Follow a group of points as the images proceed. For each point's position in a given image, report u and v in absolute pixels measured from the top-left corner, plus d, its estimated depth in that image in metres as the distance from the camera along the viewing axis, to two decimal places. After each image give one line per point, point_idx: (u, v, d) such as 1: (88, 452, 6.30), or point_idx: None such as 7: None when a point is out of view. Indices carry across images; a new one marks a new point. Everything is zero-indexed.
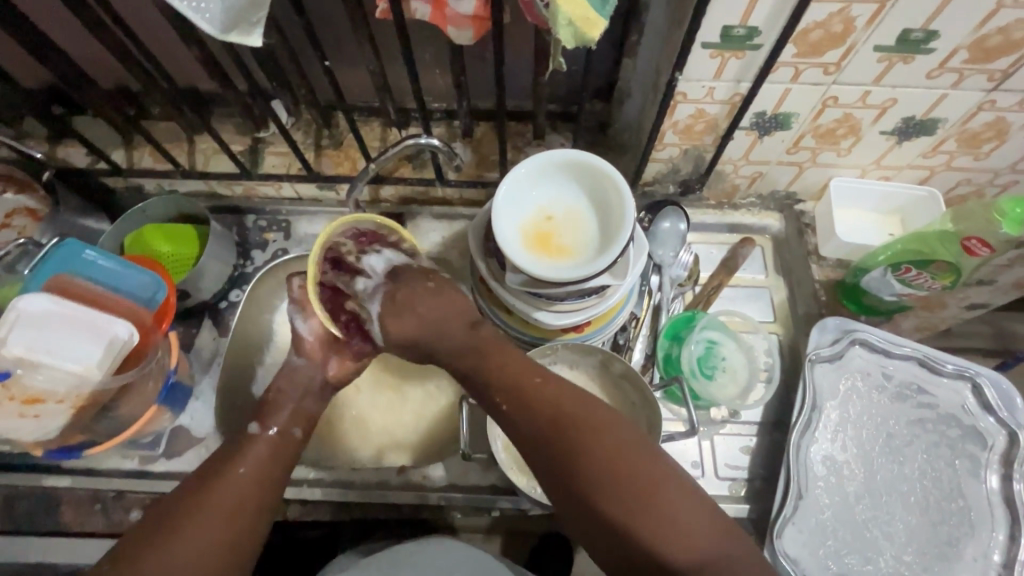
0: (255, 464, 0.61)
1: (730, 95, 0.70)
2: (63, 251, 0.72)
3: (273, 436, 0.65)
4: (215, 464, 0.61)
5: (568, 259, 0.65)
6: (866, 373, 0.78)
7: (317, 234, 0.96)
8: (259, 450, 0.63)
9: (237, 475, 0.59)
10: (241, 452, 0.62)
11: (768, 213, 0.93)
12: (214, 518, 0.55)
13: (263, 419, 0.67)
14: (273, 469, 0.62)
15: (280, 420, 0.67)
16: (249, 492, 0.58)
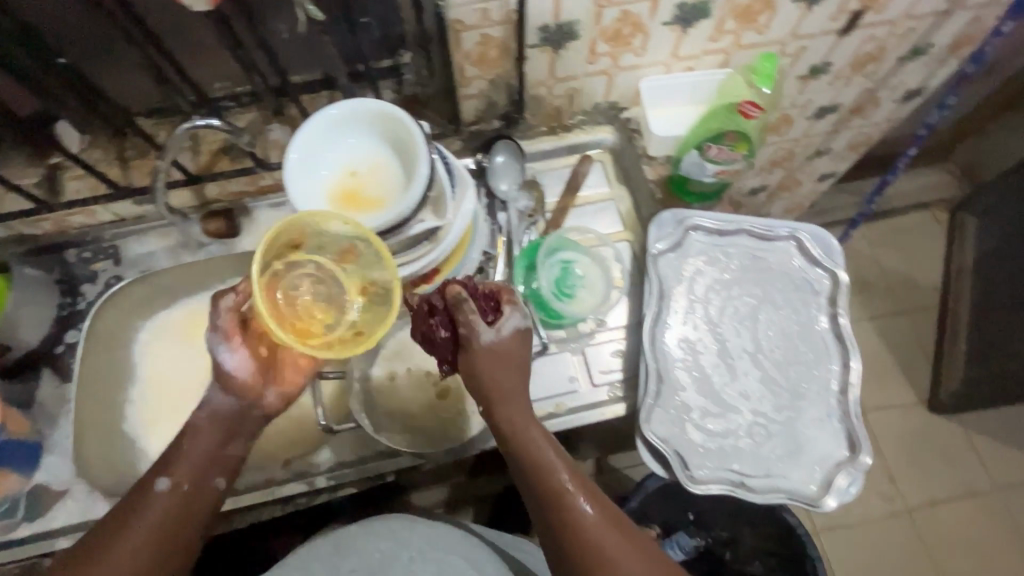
0: (159, 521, 0.57)
1: (505, 14, 0.70)
2: None
3: (165, 490, 0.58)
4: (122, 512, 0.57)
5: (380, 210, 0.64)
6: (706, 254, 0.82)
7: (151, 252, 0.89)
8: (155, 511, 0.57)
9: (130, 537, 0.55)
10: (140, 506, 0.57)
11: (600, 128, 0.95)
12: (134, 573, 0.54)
13: (169, 469, 0.59)
14: (182, 529, 0.58)
15: (185, 468, 0.60)
16: (149, 551, 0.56)
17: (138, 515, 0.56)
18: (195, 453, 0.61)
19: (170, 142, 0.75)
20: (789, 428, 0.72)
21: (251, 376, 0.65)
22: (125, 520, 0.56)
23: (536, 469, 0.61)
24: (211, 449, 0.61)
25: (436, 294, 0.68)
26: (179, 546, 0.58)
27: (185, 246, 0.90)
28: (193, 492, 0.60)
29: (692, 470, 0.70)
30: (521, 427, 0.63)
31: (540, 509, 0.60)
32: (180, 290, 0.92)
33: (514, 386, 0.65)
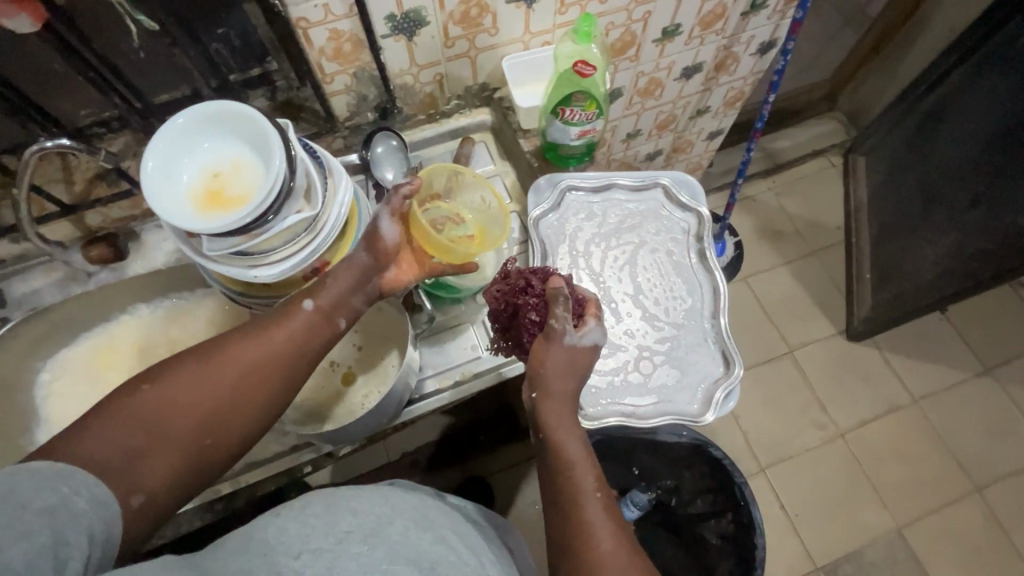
0: (287, 334, 0.61)
1: (347, 7, 0.73)
2: None
3: (310, 311, 0.63)
4: (260, 320, 0.62)
5: (242, 206, 0.66)
6: (583, 212, 0.88)
7: (36, 289, 0.88)
8: (298, 320, 0.62)
9: (267, 340, 0.60)
10: (286, 314, 0.63)
11: (478, 111, 0.98)
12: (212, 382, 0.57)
13: (315, 293, 0.65)
14: (306, 346, 0.62)
15: (337, 299, 0.65)
16: (278, 353, 0.60)
17: (280, 321, 0.62)
18: (336, 286, 0.65)
19: (21, 170, 0.73)
20: (671, 357, 0.78)
21: (393, 247, 0.69)
22: (256, 328, 0.61)
23: (562, 461, 0.61)
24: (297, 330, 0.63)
25: (536, 274, 0.76)
26: (281, 371, 0.60)
27: (73, 278, 0.89)
28: (327, 320, 0.64)
29: (585, 409, 0.75)
30: (558, 424, 0.63)
31: (555, 499, 0.60)
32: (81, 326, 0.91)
33: (557, 387, 0.65)
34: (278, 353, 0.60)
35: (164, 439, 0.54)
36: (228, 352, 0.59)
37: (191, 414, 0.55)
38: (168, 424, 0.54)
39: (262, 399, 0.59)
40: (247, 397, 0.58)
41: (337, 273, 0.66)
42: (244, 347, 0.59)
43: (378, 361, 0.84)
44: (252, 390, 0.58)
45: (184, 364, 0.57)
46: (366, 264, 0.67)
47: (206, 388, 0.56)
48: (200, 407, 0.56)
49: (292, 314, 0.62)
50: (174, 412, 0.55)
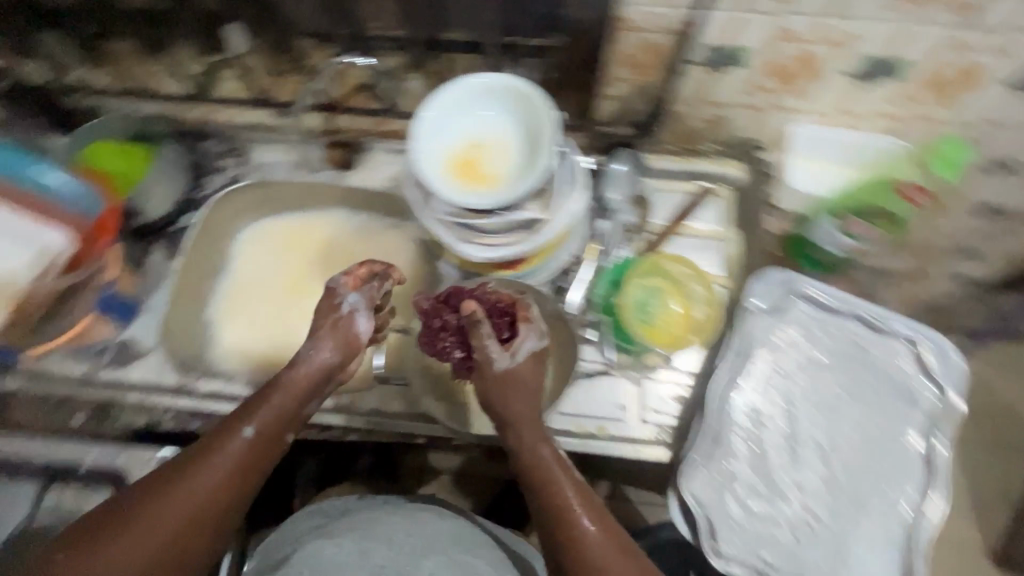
0: (234, 461, 0.58)
1: (676, 23, 0.67)
2: (13, 159, 0.79)
3: (248, 437, 0.59)
4: (194, 454, 0.57)
5: (490, 186, 0.64)
6: (805, 327, 0.76)
7: (273, 162, 0.95)
8: (237, 446, 0.58)
9: (207, 470, 0.56)
10: (214, 449, 0.58)
11: (730, 163, 0.89)
12: (164, 523, 0.53)
13: (252, 414, 0.61)
14: (256, 471, 0.59)
15: (263, 417, 0.61)
16: (229, 482, 0.57)
17: (220, 452, 0.58)
18: (272, 403, 0.62)
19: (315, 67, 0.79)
20: (836, 535, 0.69)
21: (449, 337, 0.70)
22: (192, 462, 0.57)
23: (540, 475, 0.61)
24: (250, 443, 0.59)
25: (448, 308, 0.70)
26: (237, 499, 0.58)
27: (303, 165, 0.95)
28: (270, 438, 0.61)
29: (718, 543, 0.67)
30: (527, 426, 0.63)
31: (545, 513, 0.59)
32: (286, 203, 0.95)
33: (514, 397, 0.64)
34: (246, 468, 0.58)
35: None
36: (191, 481, 0.56)
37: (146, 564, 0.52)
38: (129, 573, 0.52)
39: (222, 525, 0.57)
40: (222, 515, 0.57)
41: (287, 380, 0.64)
42: (199, 478, 0.56)
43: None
44: (227, 506, 0.57)
45: (131, 513, 0.53)
46: (317, 371, 0.64)
47: (154, 528, 0.53)
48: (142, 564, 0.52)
49: (227, 445, 0.58)
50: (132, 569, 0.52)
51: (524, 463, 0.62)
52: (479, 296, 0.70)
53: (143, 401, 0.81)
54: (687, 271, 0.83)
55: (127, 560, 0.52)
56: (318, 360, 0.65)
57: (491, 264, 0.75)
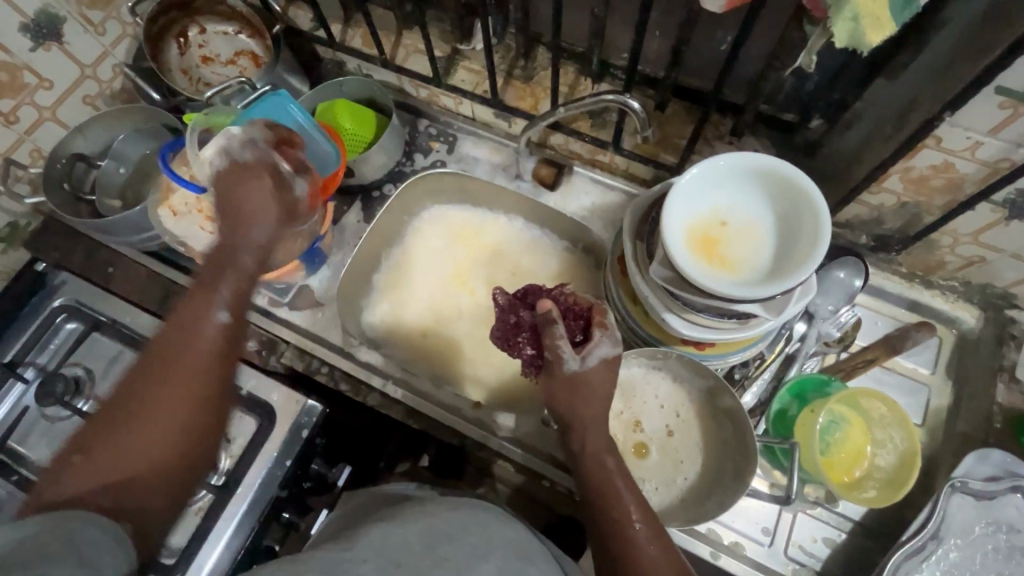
0: (212, 354, 0.53)
1: (997, 160, 0.58)
2: (272, 99, 0.78)
3: (224, 322, 0.54)
4: (166, 352, 0.52)
5: (728, 273, 0.60)
6: (1015, 529, 0.65)
7: (477, 158, 0.96)
8: (215, 338, 0.54)
9: (192, 349, 0.52)
10: (189, 339, 0.52)
11: (964, 306, 0.79)
12: (179, 386, 0.50)
13: (222, 301, 0.55)
14: (235, 353, 0.55)
15: (216, 300, 0.55)
16: (216, 376, 0.53)
17: (203, 340, 0.53)
18: (242, 257, 0.59)
19: (584, 101, 0.73)
20: None
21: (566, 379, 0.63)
22: (164, 363, 0.51)
23: (604, 484, 0.55)
24: (224, 330, 0.54)
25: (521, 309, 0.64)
26: (229, 366, 0.54)
27: (504, 169, 0.95)
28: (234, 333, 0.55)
29: None
30: (595, 428, 0.56)
31: (601, 528, 0.55)
32: (476, 198, 0.93)
33: (597, 406, 0.56)
34: (217, 372, 0.53)
35: (141, 474, 0.47)
36: (176, 374, 0.51)
37: (168, 423, 0.49)
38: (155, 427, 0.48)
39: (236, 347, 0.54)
40: (203, 410, 0.51)
41: (241, 222, 0.59)
42: (173, 380, 0.50)
43: (675, 462, 0.74)
44: (204, 412, 0.51)
45: (111, 424, 0.48)
46: (272, 211, 0.60)
47: (170, 377, 0.50)
48: (166, 411, 0.49)
49: (191, 354, 0.52)
50: (149, 431, 0.48)
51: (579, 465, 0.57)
52: (556, 296, 0.62)
53: (305, 346, 0.88)
54: (886, 410, 0.73)
55: (150, 451, 0.48)
56: (262, 216, 0.60)
57: (678, 338, 0.71)
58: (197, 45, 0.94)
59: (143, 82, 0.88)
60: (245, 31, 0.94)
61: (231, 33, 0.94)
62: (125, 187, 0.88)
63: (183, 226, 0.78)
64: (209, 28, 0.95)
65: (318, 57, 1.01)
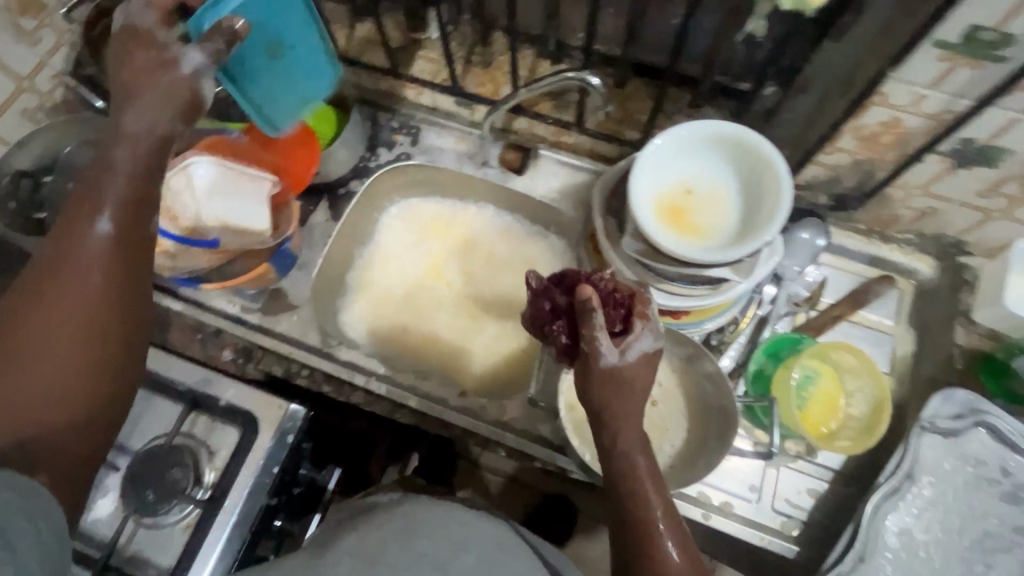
0: (99, 270, 0.49)
1: (941, 111, 0.60)
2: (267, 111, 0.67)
3: (108, 234, 0.49)
4: (52, 269, 0.48)
5: (697, 240, 0.61)
6: (981, 461, 0.69)
7: (442, 148, 0.95)
8: (95, 251, 0.49)
9: (76, 264, 0.48)
10: (71, 254, 0.48)
11: (921, 257, 0.82)
12: (68, 303, 0.47)
13: (96, 208, 0.49)
14: (132, 262, 0.51)
15: (104, 203, 0.50)
16: (107, 290, 0.49)
17: (77, 262, 0.48)
18: (116, 187, 0.50)
19: (543, 80, 0.74)
20: None
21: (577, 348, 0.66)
22: (39, 293, 0.47)
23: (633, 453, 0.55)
24: (112, 243, 0.49)
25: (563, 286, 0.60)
26: (129, 292, 0.50)
27: (470, 157, 0.94)
28: (135, 240, 0.51)
29: None
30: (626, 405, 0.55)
31: (624, 486, 0.54)
32: (443, 189, 0.94)
33: (633, 381, 0.55)
34: (117, 293, 0.49)
35: (42, 420, 0.46)
36: (51, 306, 0.47)
37: (66, 370, 0.47)
38: (40, 379, 0.46)
39: (127, 279, 0.50)
40: (104, 328, 0.48)
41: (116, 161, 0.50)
42: (49, 310, 0.47)
43: (659, 432, 0.75)
44: (105, 333, 0.49)
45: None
46: (146, 135, 0.51)
47: (63, 299, 0.47)
48: (52, 357, 0.46)
49: (69, 294, 0.47)
50: (40, 376, 0.46)
51: (606, 423, 0.56)
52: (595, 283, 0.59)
53: (285, 352, 0.85)
54: (858, 364, 0.75)
55: (45, 360, 0.46)
56: (134, 132, 0.51)
57: (654, 309, 0.73)
58: None
59: (87, 91, 0.84)
60: None
61: None
62: None
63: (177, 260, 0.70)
64: None
65: None
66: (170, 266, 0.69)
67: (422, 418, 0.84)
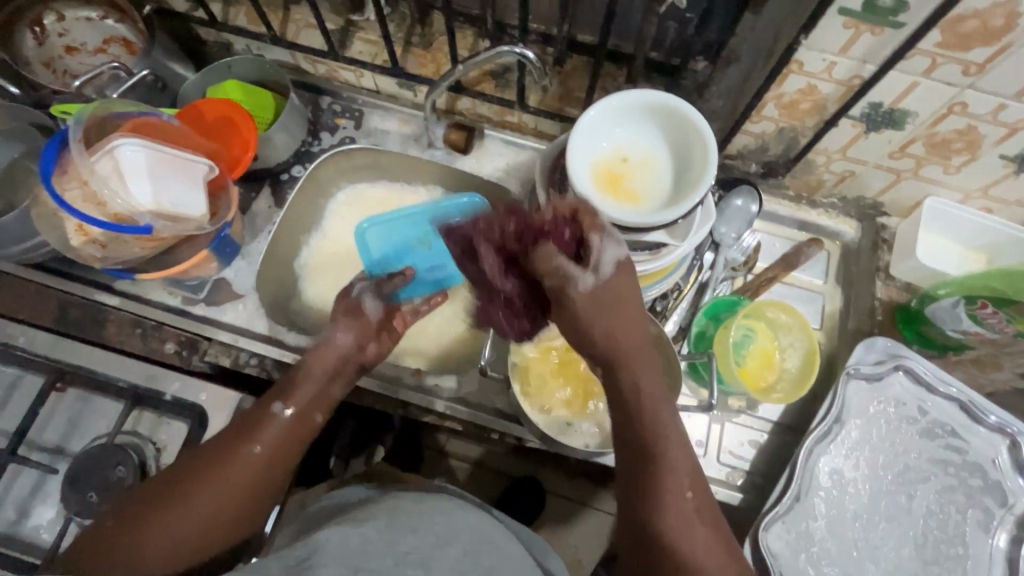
0: (270, 448, 0.62)
1: (850, 77, 0.64)
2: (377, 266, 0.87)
3: (290, 417, 0.65)
4: (246, 424, 0.63)
5: (633, 205, 0.63)
6: (901, 402, 0.75)
7: (387, 131, 0.94)
8: (276, 429, 0.64)
9: (248, 450, 0.61)
10: (258, 428, 0.63)
11: (845, 220, 0.88)
12: (236, 472, 0.59)
13: (285, 397, 0.66)
14: (287, 450, 0.64)
15: (302, 400, 0.67)
16: (265, 468, 0.62)
17: (258, 437, 0.62)
18: (310, 385, 0.68)
19: (476, 57, 0.74)
20: None
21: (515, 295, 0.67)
22: (226, 452, 0.61)
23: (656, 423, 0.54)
24: (285, 429, 0.64)
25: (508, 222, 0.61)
26: (275, 475, 0.62)
27: (415, 139, 0.94)
28: (290, 435, 0.64)
29: None
30: (618, 334, 0.55)
31: (647, 493, 0.53)
32: (391, 173, 0.95)
33: (639, 355, 0.56)
34: (266, 466, 0.62)
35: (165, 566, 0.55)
36: (229, 467, 0.59)
37: (211, 520, 0.57)
38: (191, 520, 0.56)
39: (279, 465, 0.63)
40: (251, 499, 0.60)
41: (317, 359, 0.70)
42: (225, 473, 0.59)
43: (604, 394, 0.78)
44: (250, 498, 0.60)
45: (160, 501, 0.57)
46: (345, 349, 0.72)
47: (227, 469, 0.59)
48: (208, 510, 0.57)
49: (241, 461, 0.60)
50: (195, 521, 0.56)
51: (619, 368, 0.56)
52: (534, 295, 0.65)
53: (231, 343, 0.82)
54: (793, 321, 0.80)
55: (197, 518, 0.57)
56: (335, 345, 0.72)
57: None
58: (56, 35, 0.86)
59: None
60: (111, 16, 0.87)
61: (95, 18, 0.87)
62: None
63: (117, 250, 0.68)
64: (68, 14, 0.87)
65: (201, 41, 0.95)
66: (101, 256, 0.68)
67: (378, 401, 0.84)
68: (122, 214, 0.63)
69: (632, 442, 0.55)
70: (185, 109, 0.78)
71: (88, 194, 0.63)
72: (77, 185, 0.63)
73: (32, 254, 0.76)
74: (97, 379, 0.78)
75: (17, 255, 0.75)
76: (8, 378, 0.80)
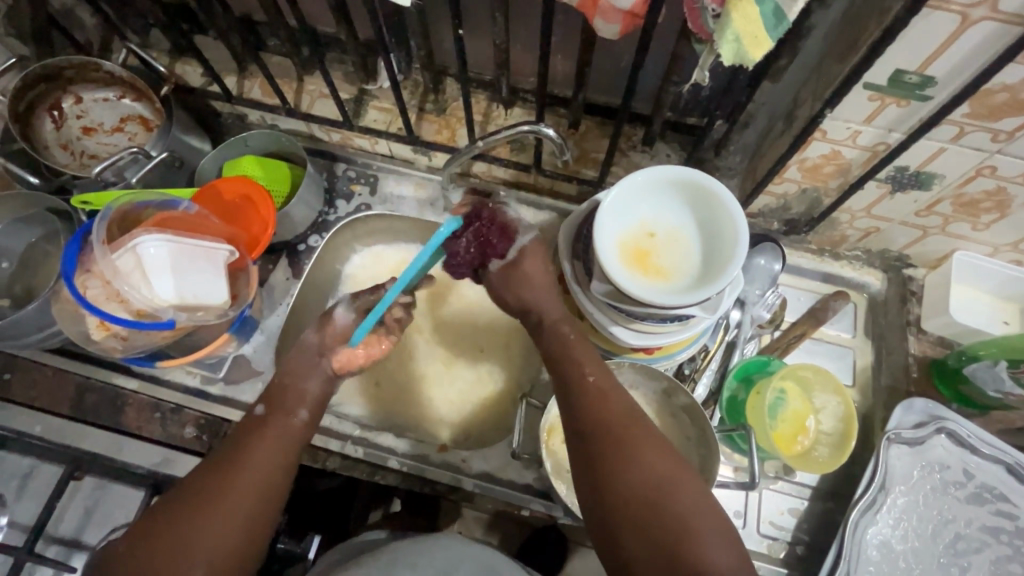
0: (273, 448, 0.58)
1: (875, 144, 0.64)
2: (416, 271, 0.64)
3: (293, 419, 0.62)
4: (251, 433, 0.59)
5: (662, 281, 0.62)
6: (945, 465, 0.73)
7: (402, 196, 0.94)
8: (274, 432, 0.60)
9: (250, 454, 0.57)
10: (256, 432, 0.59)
11: (869, 271, 0.86)
12: (241, 488, 0.54)
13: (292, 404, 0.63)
14: (291, 455, 0.59)
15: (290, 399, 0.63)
16: (273, 474, 0.57)
17: (260, 441, 0.58)
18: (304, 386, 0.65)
19: (501, 131, 0.72)
20: None
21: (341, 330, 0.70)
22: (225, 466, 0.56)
23: (617, 440, 0.53)
24: (287, 427, 0.61)
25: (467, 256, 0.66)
26: (283, 479, 0.58)
27: (431, 204, 0.94)
28: (292, 429, 0.61)
29: None
30: None
31: (632, 499, 0.50)
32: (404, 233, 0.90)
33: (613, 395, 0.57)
34: (270, 480, 0.56)
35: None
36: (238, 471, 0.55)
37: (216, 540, 0.51)
38: (202, 534, 0.51)
39: (285, 468, 0.58)
40: (266, 510, 0.55)
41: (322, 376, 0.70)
42: (239, 479, 0.55)
43: None
44: (265, 508, 0.55)
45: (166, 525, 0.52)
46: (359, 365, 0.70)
47: (233, 476, 0.55)
48: (225, 517, 0.53)
49: (251, 467, 0.56)
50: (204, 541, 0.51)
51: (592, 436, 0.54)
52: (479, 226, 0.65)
53: None
54: (830, 384, 0.76)
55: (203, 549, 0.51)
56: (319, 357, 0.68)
57: (628, 347, 0.73)
58: (75, 117, 0.86)
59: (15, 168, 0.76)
60: (129, 95, 0.87)
61: (112, 98, 0.87)
62: (11, 280, 0.79)
63: (140, 342, 0.70)
64: (84, 95, 0.87)
65: (216, 113, 0.96)
66: (122, 347, 0.70)
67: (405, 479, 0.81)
68: (153, 314, 0.67)
69: (590, 474, 0.53)
70: (202, 190, 0.77)
71: (120, 299, 0.66)
72: (107, 289, 0.66)
73: (52, 343, 0.75)
74: (113, 466, 0.76)
75: (35, 343, 0.73)
76: (22, 469, 0.77)
